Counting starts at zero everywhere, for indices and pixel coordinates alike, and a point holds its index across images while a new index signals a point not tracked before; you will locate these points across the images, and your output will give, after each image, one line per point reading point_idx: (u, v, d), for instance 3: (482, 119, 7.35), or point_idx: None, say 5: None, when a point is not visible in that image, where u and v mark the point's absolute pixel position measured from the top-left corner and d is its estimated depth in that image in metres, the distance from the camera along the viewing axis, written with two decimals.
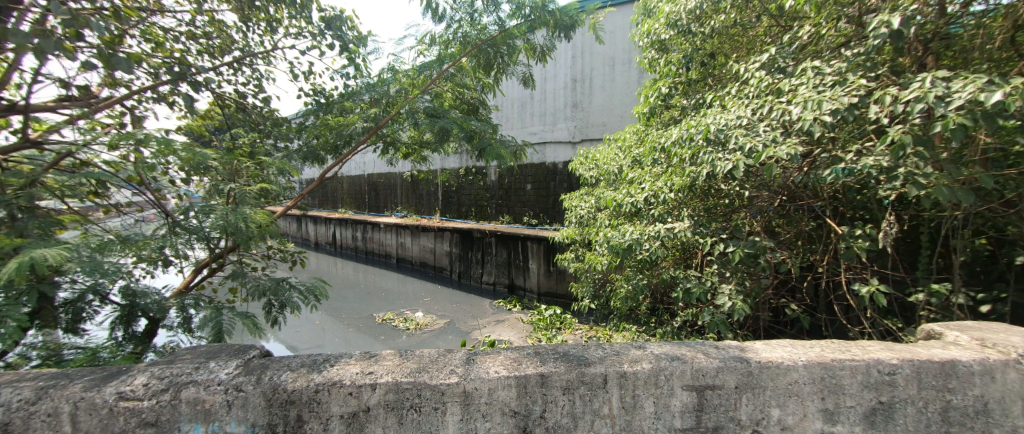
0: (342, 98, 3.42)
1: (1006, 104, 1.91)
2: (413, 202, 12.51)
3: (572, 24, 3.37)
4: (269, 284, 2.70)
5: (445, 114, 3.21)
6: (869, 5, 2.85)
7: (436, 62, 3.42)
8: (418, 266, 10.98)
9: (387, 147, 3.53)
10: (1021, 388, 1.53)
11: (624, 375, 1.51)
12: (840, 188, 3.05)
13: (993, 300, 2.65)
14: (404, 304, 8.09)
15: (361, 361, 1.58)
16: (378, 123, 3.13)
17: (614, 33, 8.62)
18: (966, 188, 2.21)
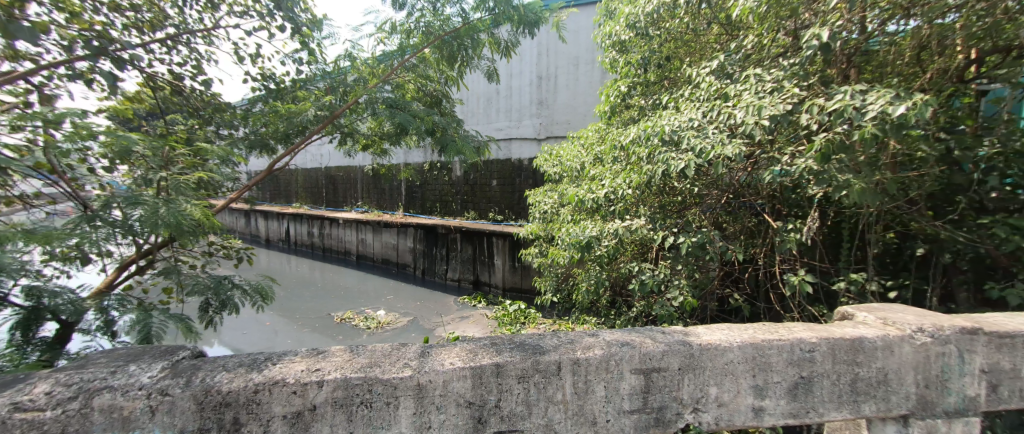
0: (296, 86, 3.35)
1: (907, 116, 2.18)
2: (375, 197, 12.28)
3: (536, 21, 3.44)
4: (208, 282, 2.68)
5: (406, 106, 3.21)
6: (804, 20, 3.11)
7: (398, 52, 3.42)
8: (380, 262, 10.83)
9: (345, 138, 3.49)
10: (916, 362, 1.75)
11: (577, 361, 1.61)
12: (777, 187, 3.32)
13: (899, 287, 3.00)
14: (365, 303, 7.94)
15: (307, 358, 1.59)
16: (333, 112, 3.10)
17: (578, 33, 8.82)
18: (876, 189, 2.50)
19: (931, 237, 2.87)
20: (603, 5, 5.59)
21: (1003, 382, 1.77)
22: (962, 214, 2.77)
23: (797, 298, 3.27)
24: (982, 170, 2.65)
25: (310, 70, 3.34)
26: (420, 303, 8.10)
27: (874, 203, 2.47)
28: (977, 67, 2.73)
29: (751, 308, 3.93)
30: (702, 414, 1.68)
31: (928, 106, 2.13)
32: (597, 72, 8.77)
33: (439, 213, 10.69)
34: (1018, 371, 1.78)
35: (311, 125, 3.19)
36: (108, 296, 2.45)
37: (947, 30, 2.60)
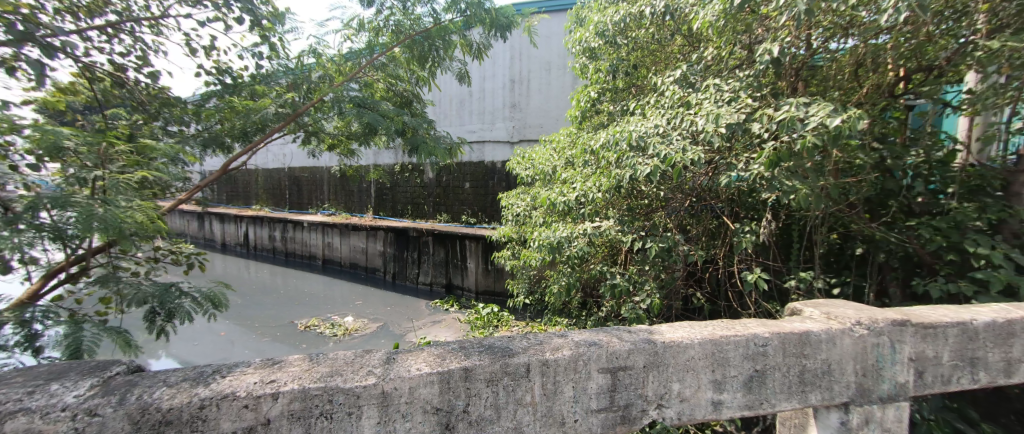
0: (253, 82, 3.16)
1: (843, 129, 2.40)
2: (343, 200, 12.05)
3: (508, 25, 3.51)
4: (152, 290, 2.44)
5: (375, 106, 3.19)
6: (757, 35, 3.32)
7: (366, 50, 3.41)
8: (348, 266, 10.64)
9: (309, 137, 3.46)
10: (853, 353, 1.91)
11: (546, 362, 1.64)
12: (735, 191, 3.52)
13: (841, 283, 3.26)
14: (331, 310, 7.77)
15: (260, 369, 1.50)
16: (296, 110, 3.05)
17: (549, 38, 9.00)
18: (821, 194, 2.73)
19: (867, 238, 3.15)
20: (574, 13, 5.73)
21: (927, 368, 1.96)
22: (893, 217, 3.08)
23: (754, 296, 3.48)
24: (911, 176, 2.98)
25: (271, 66, 3.17)
26: (391, 308, 8.01)
27: (817, 206, 2.70)
28: (905, 84, 3.05)
29: (712, 307, 4.14)
30: (666, 410, 1.77)
31: (860, 120, 2.35)
32: (569, 76, 8.95)
33: (410, 215, 10.61)
34: (940, 358, 1.96)
35: (272, 122, 3.11)
36: (31, 307, 2.13)
37: (881, 48, 2.85)
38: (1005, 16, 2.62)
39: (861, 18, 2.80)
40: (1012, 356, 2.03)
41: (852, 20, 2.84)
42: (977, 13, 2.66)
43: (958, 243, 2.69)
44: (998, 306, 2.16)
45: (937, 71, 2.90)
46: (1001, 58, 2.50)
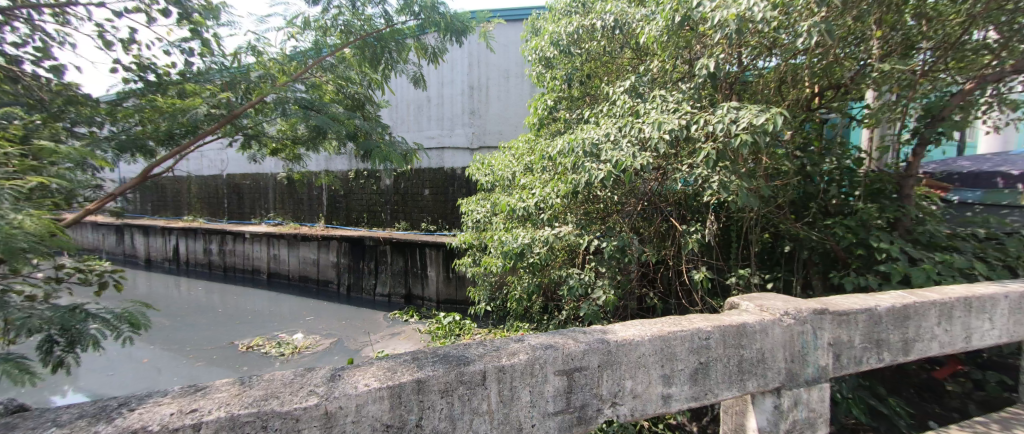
0: (182, 79, 2.65)
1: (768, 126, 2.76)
2: (290, 208, 11.59)
3: (464, 30, 3.20)
4: (47, 314, 1.97)
5: (324, 107, 2.73)
6: (695, 52, 3.62)
7: (312, 50, 2.95)
8: (299, 279, 10.25)
9: (248, 140, 2.89)
10: (783, 341, 2.10)
11: (502, 368, 1.60)
12: (683, 195, 3.76)
13: (774, 278, 3.66)
14: (277, 327, 7.43)
15: (179, 399, 1.34)
16: (232, 111, 2.58)
17: (506, 46, 9.19)
18: (754, 194, 3.06)
19: (793, 237, 3.55)
20: (529, 23, 5.90)
21: (843, 351, 2.20)
22: (813, 217, 3.52)
23: (699, 292, 3.79)
24: (826, 181, 3.47)
25: (204, 63, 2.65)
26: (345, 322, 7.76)
27: (750, 204, 2.98)
28: (819, 99, 3.57)
29: (665, 305, 4.41)
30: (620, 407, 1.80)
31: (779, 118, 2.75)
32: (527, 84, 9.17)
33: (366, 223, 10.34)
34: (853, 341, 2.21)
35: (203, 125, 2.56)
36: None
37: (799, 66, 3.22)
38: (894, 44, 3.31)
39: (782, 40, 3.15)
40: (910, 337, 2.31)
41: (774, 41, 3.20)
42: (872, 39, 3.26)
43: (865, 239, 3.16)
44: (898, 293, 2.45)
45: (844, 89, 3.43)
46: (892, 79, 3.11)
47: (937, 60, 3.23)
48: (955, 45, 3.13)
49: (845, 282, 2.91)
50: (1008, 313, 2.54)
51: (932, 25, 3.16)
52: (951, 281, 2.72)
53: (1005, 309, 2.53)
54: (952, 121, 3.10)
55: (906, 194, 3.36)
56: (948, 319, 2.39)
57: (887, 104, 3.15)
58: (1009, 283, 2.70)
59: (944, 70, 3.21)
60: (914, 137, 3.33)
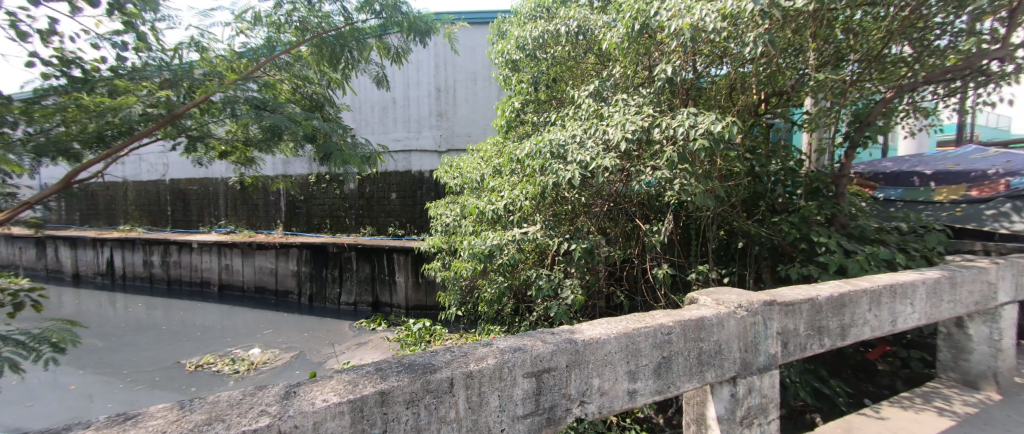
0: (114, 76, 2.08)
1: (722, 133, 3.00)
2: (244, 214, 10.94)
3: (428, 30, 3.18)
4: None
5: (279, 107, 2.36)
6: (654, 58, 3.80)
7: (264, 48, 2.62)
8: (258, 289, 9.87)
9: (193, 142, 2.35)
10: (737, 332, 2.23)
11: (470, 374, 1.57)
12: (645, 196, 3.93)
13: (730, 273, 3.98)
14: (231, 343, 7.05)
15: (105, 428, 1.19)
16: (175, 111, 2.05)
17: (472, 48, 9.24)
18: (709, 194, 3.27)
19: (746, 234, 3.86)
20: (495, 26, 5.96)
21: (790, 339, 2.37)
22: (763, 214, 3.87)
23: (661, 287, 4.00)
24: (774, 181, 3.84)
25: (140, 59, 2.15)
26: (308, 335, 7.45)
27: (704, 203, 3.18)
28: (764, 105, 3.88)
29: (631, 302, 4.57)
30: (588, 405, 1.83)
31: (732, 126, 2.99)
32: (494, 87, 9.27)
33: (329, 229, 9.96)
34: (798, 329, 2.38)
35: (138, 126, 2.04)
36: None
37: (747, 74, 3.53)
38: (827, 55, 3.67)
39: (731, 49, 3.37)
40: (847, 322, 2.52)
41: (724, 51, 3.42)
42: (809, 51, 3.52)
43: (807, 234, 3.49)
44: (836, 283, 2.67)
45: (786, 96, 3.77)
46: (826, 87, 3.40)
47: (863, 71, 3.68)
48: (879, 57, 3.56)
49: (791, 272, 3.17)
50: (927, 298, 2.81)
51: (858, 39, 3.59)
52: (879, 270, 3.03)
53: (924, 294, 2.79)
54: (875, 126, 3.79)
55: (839, 192, 3.80)
56: (878, 305, 2.62)
57: (823, 110, 3.52)
58: (929, 271, 2.99)
59: (869, 80, 3.69)
60: (845, 140, 3.90)
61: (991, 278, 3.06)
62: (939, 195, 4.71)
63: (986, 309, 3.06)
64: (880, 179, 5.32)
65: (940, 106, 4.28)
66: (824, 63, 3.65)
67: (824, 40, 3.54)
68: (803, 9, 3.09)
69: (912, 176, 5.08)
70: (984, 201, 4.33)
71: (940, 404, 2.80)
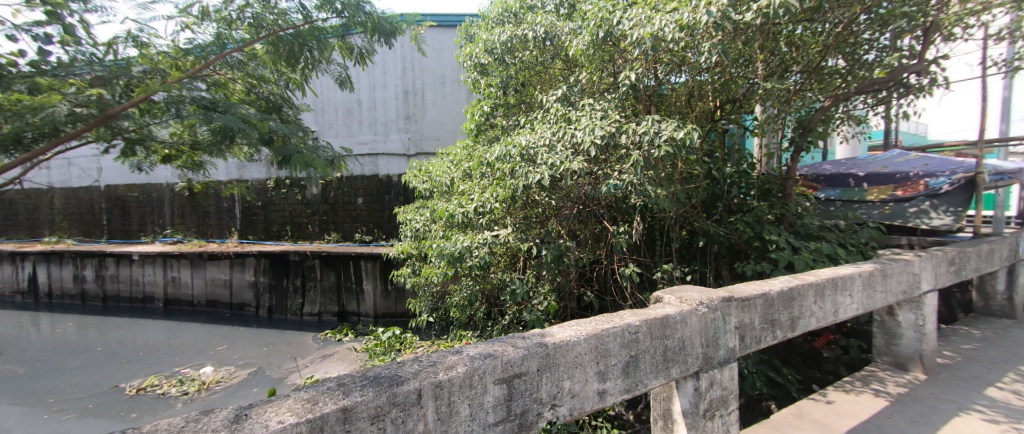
0: (35, 72, 1.86)
1: (684, 138, 3.09)
2: (195, 224, 10.27)
3: (393, 31, 3.13)
4: None
5: (230, 108, 2.26)
6: (619, 64, 3.90)
7: (215, 46, 2.47)
8: (213, 301, 9.36)
9: (131, 147, 2.16)
10: (699, 329, 2.27)
11: (439, 384, 1.50)
12: (613, 198, 4.00)
13: (693, 272, 4.26)
14: (181, 361, 6.60)
15: None
16: (110, 111, 1.88)
17: (440, 51, 9.18)
18: (669, 198, 3.42)
19: (706, 234, 4.17)
20: (462, 30, 5.93)
21: (747, 333, 2.45)
22: (722, 214, 4.19)
23: (629, 287, 4.10)
24: (730, 183, 4.14)
25: (67, 53, 1.92)
26: (268, 348, 7.10)
27: (664, 204, 3.30)
28: (720, 111, 4.11)
29: (601, 302, 4.66)
30: (559, 408, 1.81)
31: (694, 132, 3.11)
32: (463, 90, 9.25)
33: (289, 236, 9.56)
34: (754, 323, 2.47)
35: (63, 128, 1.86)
36: None
37: (704, 83, 3.70)
38: (774, 66, 3.90)
39: (688, 59, 3.51)
40: (796, 314, 2.63)
41: (682, 60, 3.57)
42: (757, 63, 3.75)
43: (760, 233, 3.82)
44: (785, 278, 2.79)
45: (738, 103, 4.00)
46: (774, 97, 3.63)
47: (805, 82, 3.93)
48: (817, 69, 3.84)
49: (747, 269, 3.57)
50: (863, 288, 2.97)
51: (801, 52, 3.83)
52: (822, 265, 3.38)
53: (861, 285, 2.96)
54: (816, 132, 4.17)
55: (787, 192, 4.21)
56: (822, 297, 2.75)
57: (771, 118, 3.73)
58: (864, 264, 3.18)
59: (810, 90, 3.93)
60: (791, 146, 4.28)
61: (914, 269, 3.29)
62: (871, 195, 5.54)
63: (912, 298, 3.32)
64: (822, 180, 6.13)
65: (871, 114, 4.76)
66: (772, 73, 3.87)
67: (770, 53, 3.78)
68: (751, 22, 3.18)
69: (848, 178, 5.91)
70: (907, 200, 5.21)
71: (876, 387, 3.05)
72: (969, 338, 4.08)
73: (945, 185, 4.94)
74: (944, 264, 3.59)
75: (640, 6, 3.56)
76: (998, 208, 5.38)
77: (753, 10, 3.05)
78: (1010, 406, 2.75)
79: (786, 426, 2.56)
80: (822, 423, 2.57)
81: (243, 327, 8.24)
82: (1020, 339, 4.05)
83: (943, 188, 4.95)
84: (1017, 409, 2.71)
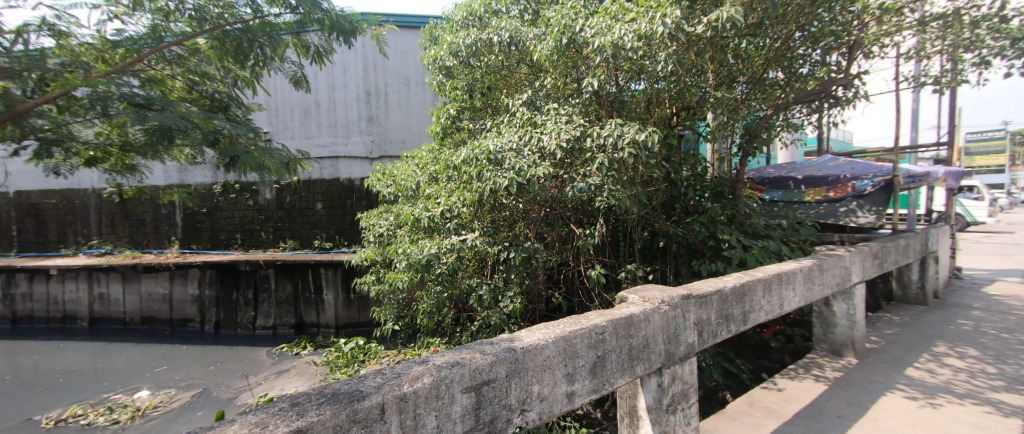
0: None
1: (646, 142, 3.15)
2: (128, 233, 9.36)
3: (353, 31, 2.98)
4: None
5: (168, 105, 2.08)
6: (583, 70, 3.91)
7: (150, 38, 2.25)
8: (149, 319, 8.57)
9: (46, 148, 1.94)
10: (662, 327, 2.26)
11: (404, 397, 1.38)
12: (579, 201, 4.00)
13: (655, 271, 4.36)
14: (116, 384, 6.03)
15: None
16: (19, 106, 1.72)
17: (402, 53, 9.01)
18: (632, 200, 3.46)
19: (666, 235, 4.30)
20: (427, 31, 5.79)
21: (704, 328, 2.48)
22: (680, 214, 4.34)
23: (596, 288, 4.11)
24: (687, 186, 4.28)
25: None
26: (218, 365, 6.65)
27: (626, 205, 3.32)
28: (676, 118, 4.25)
29: (568, 303, 4.66)
30: (528, 414, 1.74)
31: (654, 136, 3.18)
32: (428, 93, 9.11)
33: (240, 244, 9.00)
34: (710, 318, 2.51)
35: None
36: None
37: (661, 90, 3.79)
38: (723, 76, 3.98)
39: (646, 67, 3.56)
40: (747, 309, 2.71)
41: (641, 68, 3.62)
42: (708, 73, 3.92)
43: (713, 233, 4.01)
44: (736, 274, 2.87)
45: (692, 111, 4.18)
46: (723, 105, 3.84)
47: (749, 92, 4.10)
48: (760, 80, 4.02)
49: (703, 269, 3.75)
50: (804, 282, 3.09)
51: (746, 63, 3.95)
52: (771, 261, 3.62)
53: (802, 279, 3.07)
54: (761, 138, 4.35)
55: (738, 194, 4.36)
56: (769, 291, 2.85)
57: (722, 125, 3.90)
58: (803, 260, 3.31)
59: (754, 99, 4.10)
60: (739, 151, 4.47)
61: (846, 263, 3.44)
62: (808, 195, 5.82)
63: (845, 289, 3.46)
64: (765, 183, 6.36)
65: (806, 122, 5.00)
66: (720, 84, 3.99)
67: (718, 64, 3.90)
68: (702, 35, 3.35)
69: (788, 180, 6.14)
70: (839, 201, 5.51)
71: (816, 372, 3.19)
72: (891, 323, 4.37)
73: (869, 187, 5.31)
74: (870, 258, 3.80)
75: (601, 15, 3.62)
76: (910, 208, 5.80)
77: (703, 23, 3.21)
78: (927, 384, 2.98)
79: (739, 414, 2.65)
80: (772, 410, 2.67)
81: (192, 343, 7.72)
82: (932, 323, 4.39)
83: (868, 189, 5.33)
84: (932, 387, 2.94)
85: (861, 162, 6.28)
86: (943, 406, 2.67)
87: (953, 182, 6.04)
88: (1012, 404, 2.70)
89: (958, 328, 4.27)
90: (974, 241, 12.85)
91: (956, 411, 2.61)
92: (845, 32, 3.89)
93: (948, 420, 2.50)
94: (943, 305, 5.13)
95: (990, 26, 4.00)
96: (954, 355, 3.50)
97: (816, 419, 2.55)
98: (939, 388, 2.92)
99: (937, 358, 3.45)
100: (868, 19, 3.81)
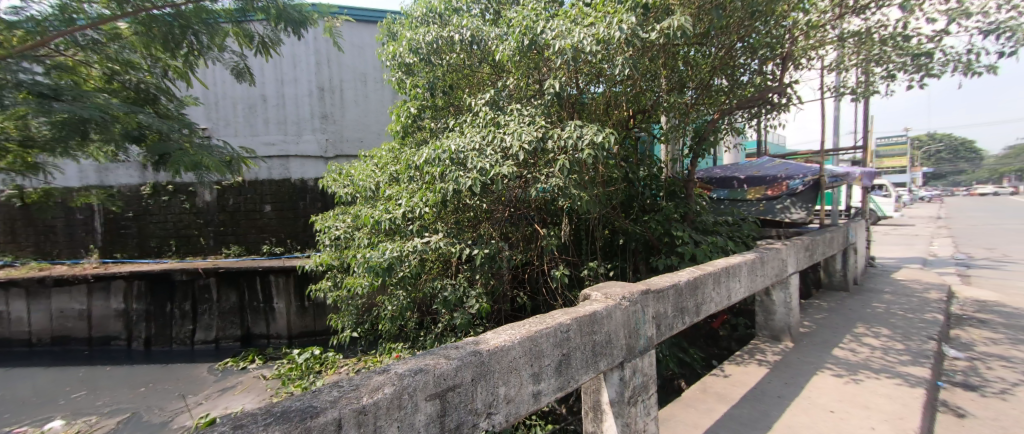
0: None
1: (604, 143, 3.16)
2: (33, 241, 8.29)
3: (303, 21, 2.75)
4: None
5: (81, 97, 1.87)
6: (546, 72, 3.88)
7: (60, 20, 2.01)
8: (62, 338, 7.65)
9: None
10: (622, 322, 2.23)
11: (363, 410, 1.25)
12: (541, 200, 3.95)
13: (615, 267, 4.41)
14: (29, 413, 5.39)
15: None
16: None
17: (358, 48, 8.71)
18: (592, 200, 3.46)
19: (624, 231, 4.36)
20: (385, 26, 5.58)
21: (662, 321, 2.48)
22: (637, 212, 4.41)
23: (558, 287, 4.07)
24: (644, 185, 4.38)
25: None
26: (150, 386, 6.12)
27: (586, 203, 3.32)
28: (633, 120, 4.27)
29: (533, 303, 4.62)
30: (495, 417, 1.66)
31: (610, 136, 3.21)
32: (386, 90, 8.87)
33: (175, 251, 8.33)
34: (667, 311, 2.52)
35: None
36: None
37: (619, 94, 3.86)
38: (681, 78, 4.02)
39: (603, 69, 3.59)
40: (700, 300, 2.76)
41: (599, 71, 3.65)
42: (661, 78, 3.98)
43: (668, 230, 4.11)
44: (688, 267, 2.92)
45: (647, 114, 4.22)
46: (675, 109, 3.94)
47: (698, 97, 4.23)
48: (707, 87, 4.17)
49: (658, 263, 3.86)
50: (748, 273, 3.18)
51: (695, 70, 4.01)
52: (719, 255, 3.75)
53: (746, 270, 3.16)
54: (709, 141, 4.47)
55: (689, 193, 4.52)
56: (718, 284, 2.91)
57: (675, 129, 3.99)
58: (746, 253, 3.41)
59: (701, 105, 4.28)
60: (689, 153, 4.59)
61: (784, 255, 3.58)
62: (750, 194, 6.08)
63: (782, 278, 3.59)
64: (712, 182, 6.41)
65: (747, 126, 5.22)
66: (672, 89, 4.04)
67: (670, 70, 3.96)
68: (655, 41, 3.40)
69: (733, 179, 6.29)
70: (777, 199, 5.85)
71: (759, 357, 3.29)
72: (819, 308, 4.61)
73: (800, 186, 5.70)
74: (802, 250, 3.98)
75: (560, 17, 3.61)
76: (834, 204, 6.17)
77: (656, 30, 3.26)
78: (850, 362, 3.14)
79: (693, 401, 2.67)
80: (721, 395, 2.71)
81: (121, 361, 7.06)
82: (853, 306, 4.68)
83: (798, 189, 5.75)
84: (854, 364, 3.11)
85: (793, 163, 6.61)
86: (864, 381, 2.82)
87: (869, 181, 6.52)
88: (918, 376, 2.89)
89: (874, 309, 4.57)
90: (884, 233, 14.13)
91: (874, 384, 2.77)
92: (778, 44, 4.04)
93: (867, 393, 2.64)
94: (862, 289, 5.51)
95: (895, 44, 4.26)
96: (870, 335, 3.74)
97: (758, 401, 2.61)
98: (860, 364, 3.09)
99: (858, 338, 3.67)
100: (797, 33, 3.93)
